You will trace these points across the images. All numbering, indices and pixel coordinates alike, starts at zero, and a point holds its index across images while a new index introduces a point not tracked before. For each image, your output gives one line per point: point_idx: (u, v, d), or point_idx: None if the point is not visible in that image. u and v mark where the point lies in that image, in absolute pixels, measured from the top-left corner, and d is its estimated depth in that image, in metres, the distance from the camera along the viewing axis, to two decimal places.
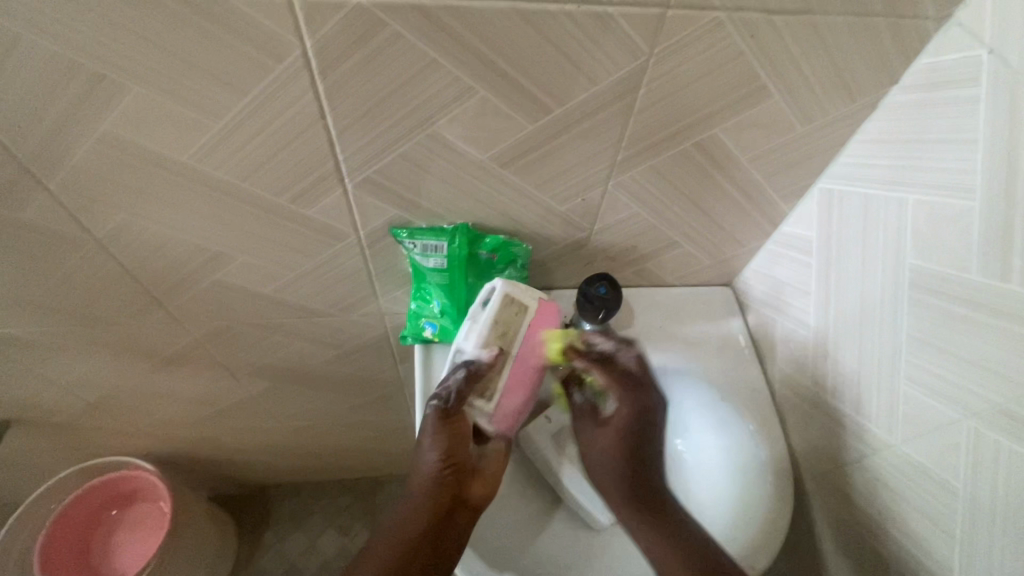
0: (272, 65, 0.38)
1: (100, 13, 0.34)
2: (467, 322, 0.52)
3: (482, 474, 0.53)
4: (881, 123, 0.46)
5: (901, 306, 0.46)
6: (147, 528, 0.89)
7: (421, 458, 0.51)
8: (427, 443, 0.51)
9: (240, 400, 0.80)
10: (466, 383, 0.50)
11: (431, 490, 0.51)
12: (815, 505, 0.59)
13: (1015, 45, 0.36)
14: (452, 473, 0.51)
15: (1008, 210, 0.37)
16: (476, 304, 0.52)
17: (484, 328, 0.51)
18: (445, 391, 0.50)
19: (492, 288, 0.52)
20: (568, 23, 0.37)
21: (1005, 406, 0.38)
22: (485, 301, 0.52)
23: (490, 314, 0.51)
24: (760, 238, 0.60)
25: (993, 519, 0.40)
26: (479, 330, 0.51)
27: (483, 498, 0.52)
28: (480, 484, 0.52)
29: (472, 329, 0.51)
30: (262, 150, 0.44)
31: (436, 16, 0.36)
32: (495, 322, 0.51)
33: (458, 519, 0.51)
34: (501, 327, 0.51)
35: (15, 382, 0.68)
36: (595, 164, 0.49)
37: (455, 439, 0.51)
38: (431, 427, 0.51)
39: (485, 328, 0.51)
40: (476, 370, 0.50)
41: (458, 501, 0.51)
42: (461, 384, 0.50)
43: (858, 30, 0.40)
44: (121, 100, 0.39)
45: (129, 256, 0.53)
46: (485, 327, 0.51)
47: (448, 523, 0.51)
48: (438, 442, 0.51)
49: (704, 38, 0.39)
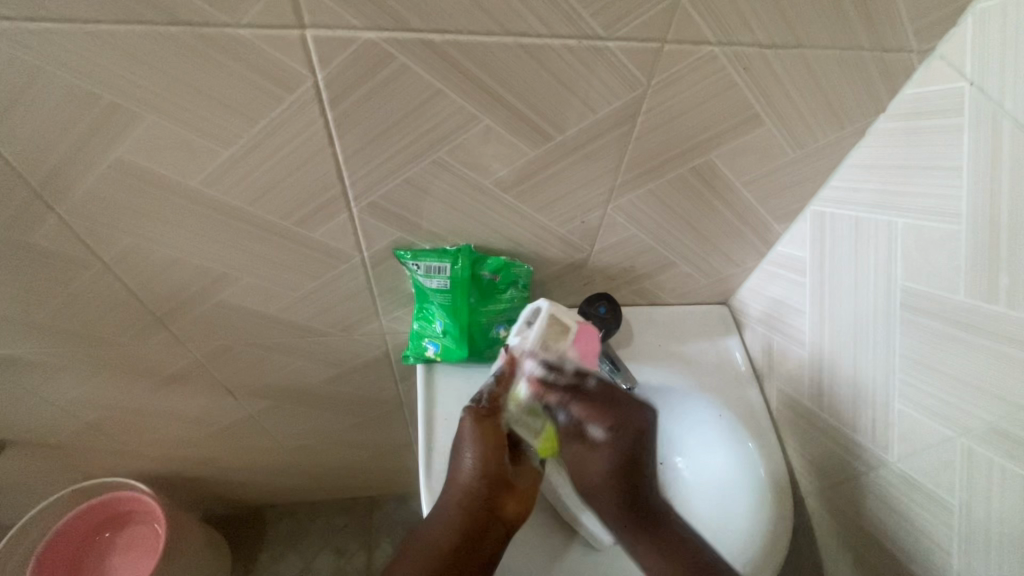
0: (283, 95, 0.39)
1: (119, 47, 0.35)
2: (514, 338, 0.54)
3: (517, 490, 0.52)
4: (869, 148, 0.48)
5: (893, 328, 0.47)
6: (142, 551, 0.87)
7: (458, 466, 0.50)
8: (466, 451, 0.51)
9: (238, 420, 0.79)
10: (497, 389, 0.53)
11: (465, 500, 0.49)
12: (812, 522, 0.60)
13: (995, 78, 0.38)
14: (488, 486, 0.49)
15: (994, 235, 0.39)
16: (520, 323, 0.54)
17: (529, 344, 0.53)
18: (479, 394, 0.54)
19: (538, 308, 0.54)
20: (570, 56, 0.39)
21: (995, 424, 0.40)
22: (530, 321, 0.54)
23: (536, 332, 0.52)
24: (754, 258, 0.61)
25: (989, 536, 0.41)
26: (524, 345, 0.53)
27: (519, 515, 0.51)
28: (516, 501, 0.51)
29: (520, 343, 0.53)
30: (270, 177, 0.45)
31: (443, 50, 0.38)
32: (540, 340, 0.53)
33: (490, 534, 0.50)
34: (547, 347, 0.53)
35: (13, 403, 0.68)
36: (594, 189, 0.50)
37: (494, 447, 0.51)
38: (469, 434, 0.51)
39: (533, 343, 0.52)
40: (503, 375, 0.54)
41: (493, 515, 0.50)
42: (493, 386, 0.53)
43: (847, 62, 0.42)
44: (135, 129, 0.40)
45: (134, 277, 0.54)
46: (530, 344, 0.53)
47: (481, 537, 0.49)
48: (476, 451, 0.50)
49: (698, 70, 0.41)
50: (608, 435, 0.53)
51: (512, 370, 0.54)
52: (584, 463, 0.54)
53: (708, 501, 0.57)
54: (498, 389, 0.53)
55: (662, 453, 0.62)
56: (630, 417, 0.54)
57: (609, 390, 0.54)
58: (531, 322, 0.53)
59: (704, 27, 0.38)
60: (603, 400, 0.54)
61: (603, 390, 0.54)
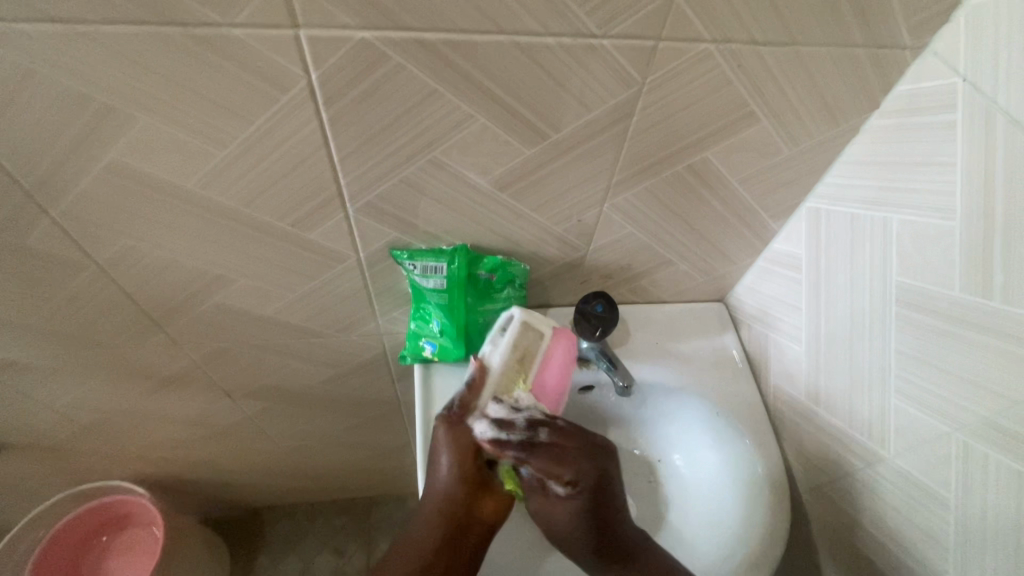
0: (277, 95, 0.39)
1: (111, 48, 0.35)
2: (487, 346, 0.53)
3: (497, 492, 0.51)
4: (864, 144, 0.48)
5: (889, 324, 0.47)
6: (140, 554, 0.87)
7: (434, 472, 0.49)
8: (443, 456, 0.50)
9: (236, 421, 0.79)
10: (467, 397, 0.51)
11: (444, 505, 0.49)
12: (810, 519, 0.60)
13: (988, 74, 0.38)
14: (465, 488, 0.49)
15: (988, 231, 0.39)
16: (494, 330, 0.54)
17: (503, 349, 0.52)
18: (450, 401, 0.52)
19: (510, 315, 0.54)
20: (564, 54, 0.39)
21: (991, 418, 0.40)
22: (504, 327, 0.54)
23: (510, 336, 0.52)
24: (751, 255, 0.61)
25: (985, 530, 0.41)
26: (496, 353, 0.52)
27: (499, 516, 0.50)
28: (496, 503, 0.50)
29: (495, 348, 0.53)
30: (265, 177, 0.45)
31: (438, 50, 0.37)
32: (515, 344, 0.53)
33: (471, 539, 0.49)
34: (523, 351, 0.53)
35: (9, 407, 0.67)
36: (590, 187, 0.50)
37: (470, 452, 0.50)
38: (445, 439, 0.50)
39: (506, 349, 0.52)
40: (473, 382, 0.52)
41: (471, 520, 0.49)
42: (464, 393, 0.51)
43: (842, 59, 0.42)
44: (129, 130, 0.40)
45: (129, 279, 0.53)
46: (503, 350, 0.52)
47: (461, 543, 0.49)
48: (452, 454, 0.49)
49: (693, 68, 0.41)
50: (572, 489, 0.48)
51: (482, 377, 0.52)
52: (552, 519, 0.49)
53: (702, 497, 0.59)
54: (468, 397, 0.51)
55: (660, 452, 0.64)
56: (595, 458, 0.49)
57: (570, 433, 0.50)
58: (504, 329, 0.54)
59: (698, 24, 0.38)
60: (561, 445, 0.48)
61: (574, 455, 0.49)
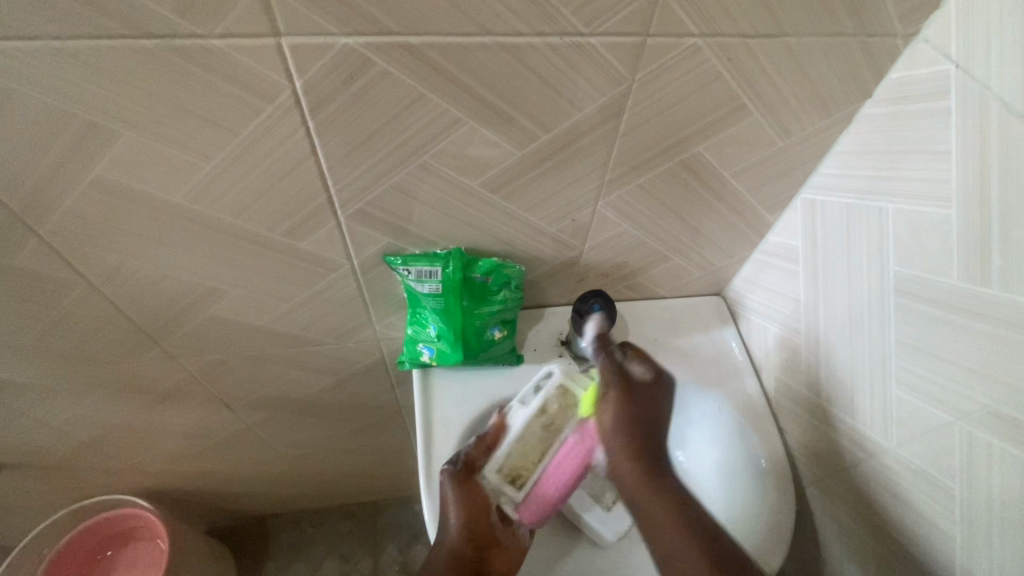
0: (261, 105, 0.38)
1: (89, 63, 0.34)
2: (518, 404, 0.57)
3: (503, 547, 0.52)
4: (858, 134, 0.48)
5: (887, 314, 0.47)
6: (143, 570, 0.87)
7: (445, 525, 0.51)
8: (451, 513, 0.51)
9: (237, 432, 0.79)
10: (477, 447, 0.54)
11: (452, 559, 0.50)
12: (815, 512, 0.60)
13: (980, 60, 0.37)
14: (472, 545, 0.50)
15: (985, 218, 0.39)
16: (529, 388, 0.58)
17: (535, 408, 0.55)
18: (456, 455, 0.54)
19: (549, 372, 0.58)
20: (552, 54, 0.38)
21: (994, 407, 0.39)
22: (538, 386, 0.58)
23: (544, 396, 0.56)
24: (747, 248, 0.61)
25: (990, 519, 0.41)
26: (526, 411, 0.56)
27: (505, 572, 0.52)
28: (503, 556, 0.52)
29: (521, 412, 0.56)
30: (255, 188, 0.44)
31: (423, 53, 0.37)
32: (548, 404, 0.56)
33: None
34: (549, 417, 0.56)
35: (6, 426, 0.67)
36: (583, 186, 0.50)
37: (476, 509, 0.51)
38: (453, 497, 0.51)
39: (532, 413, 0.55)
40: (486, 436, 0.55)
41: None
42: (471, 448, 0.54)
43: (833, 49, 0.41)
44: (111, 145, 0.39)
45: (121, 295, 0.53)
46: (529, 413, 0.55)
47: None
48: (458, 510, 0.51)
49: (683, 62, 0.41)
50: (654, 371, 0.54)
51: (500, 433, 0.55)
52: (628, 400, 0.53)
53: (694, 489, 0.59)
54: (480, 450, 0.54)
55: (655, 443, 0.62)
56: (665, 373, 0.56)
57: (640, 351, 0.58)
58: (539, 388, 0.57)
59: (687, 19, 0.38)
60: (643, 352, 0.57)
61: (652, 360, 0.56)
